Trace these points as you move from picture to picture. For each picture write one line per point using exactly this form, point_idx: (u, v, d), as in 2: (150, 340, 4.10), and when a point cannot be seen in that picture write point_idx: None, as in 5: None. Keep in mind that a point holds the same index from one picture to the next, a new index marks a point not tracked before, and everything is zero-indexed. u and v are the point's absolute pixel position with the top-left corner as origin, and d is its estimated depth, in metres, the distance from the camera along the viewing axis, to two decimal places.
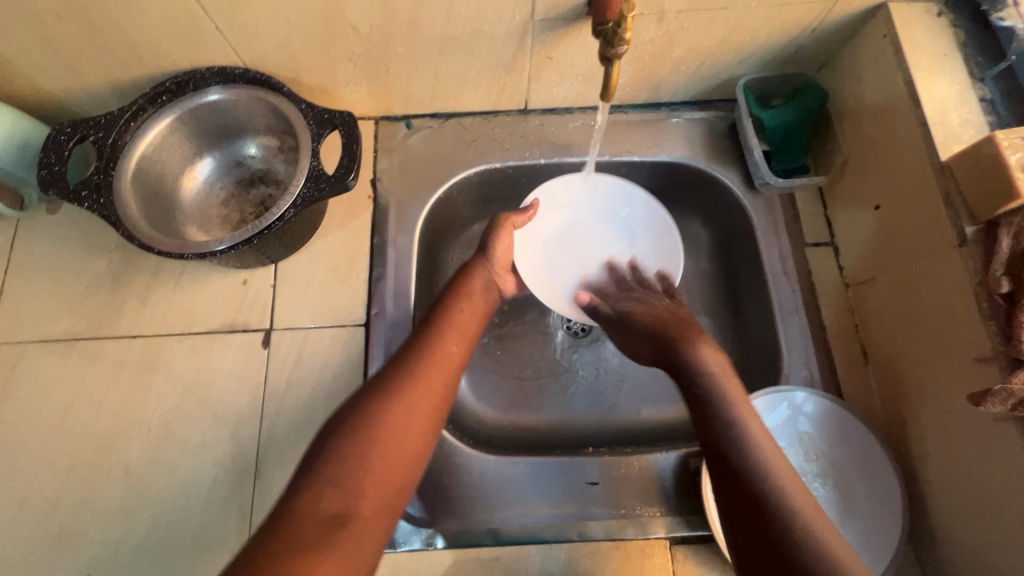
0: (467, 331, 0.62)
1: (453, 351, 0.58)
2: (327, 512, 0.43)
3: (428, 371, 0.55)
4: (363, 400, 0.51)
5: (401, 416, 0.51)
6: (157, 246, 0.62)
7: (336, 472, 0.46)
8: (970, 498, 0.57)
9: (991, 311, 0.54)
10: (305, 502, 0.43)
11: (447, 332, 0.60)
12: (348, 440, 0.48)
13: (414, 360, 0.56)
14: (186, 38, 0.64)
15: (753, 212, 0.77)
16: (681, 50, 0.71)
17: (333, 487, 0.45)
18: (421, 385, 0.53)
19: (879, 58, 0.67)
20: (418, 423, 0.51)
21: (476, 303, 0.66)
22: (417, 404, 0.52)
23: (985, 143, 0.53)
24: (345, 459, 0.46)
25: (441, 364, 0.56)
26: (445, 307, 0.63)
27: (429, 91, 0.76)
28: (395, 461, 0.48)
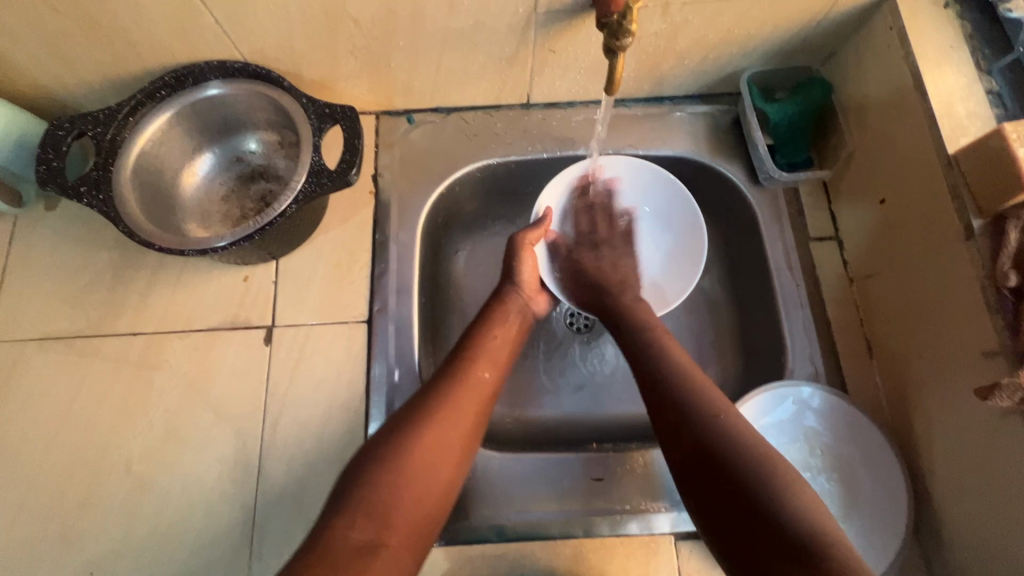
0: (499, 356, 0.63)
1: (484, 378, 0.60)
2: (356, 541, 0.46)
3: (459, 399, 0.56)
4: (399, 428, 0.53)
5: (433, 448, 0.53)
6: (158, 243, 0.62)
7: (370, 501, 0.48)
8: (976, 493, 0.57)
9: (997, 304, 0.54)
10: (336, 532, 0.46)
11: (479, 358, 0.61)
12: (381, 472, 0.50)
13: (446, 388, 0.57)
14: (185, 32, 0.63)
15: (757, 207, 0.77)
16: (685, 43, 0.70)
17: (367, 516, 0.47)
18: (450, 415, 0.55)
19: (885, 50, 0.66)
20: (449, 453, 0.53)
21: (506, 326, 0.66)
22: (449, 436, 0.54)
23: (993, 136, 0.52)
24: (376, 490, 0.48)
25: (472, 392, 0.58)
26: (476, 333, 0.64)
27: (430, 85, 0.75)
28: (425, 492, 0.51)
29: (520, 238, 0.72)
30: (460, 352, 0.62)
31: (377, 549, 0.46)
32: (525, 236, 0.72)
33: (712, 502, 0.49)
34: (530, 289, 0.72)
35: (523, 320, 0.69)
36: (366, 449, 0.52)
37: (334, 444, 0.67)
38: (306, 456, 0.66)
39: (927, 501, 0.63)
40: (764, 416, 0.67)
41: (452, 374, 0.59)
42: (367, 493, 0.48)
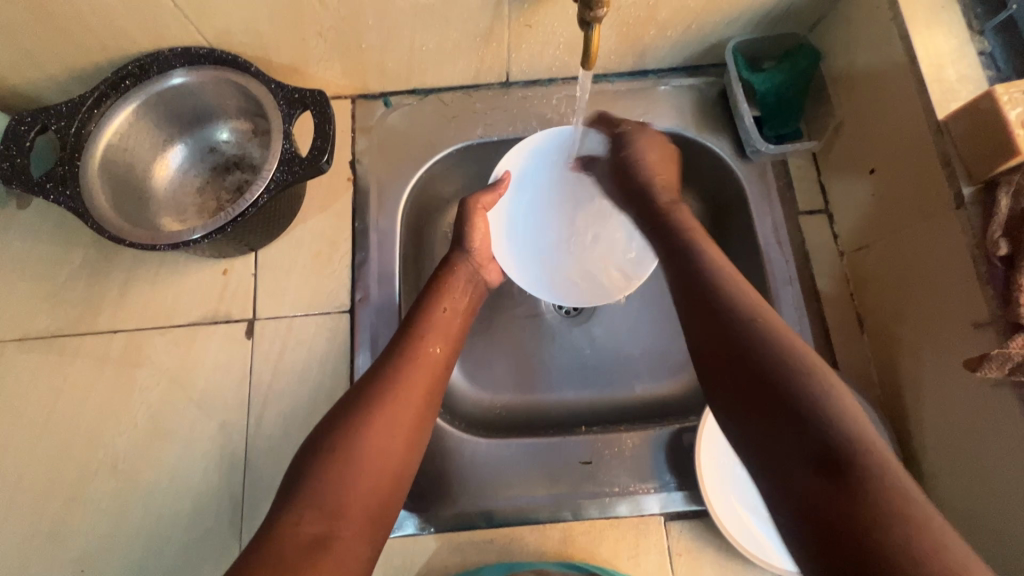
0: (449, 329, 0.62)
1: (434, 352, 0.59)
2: (310, 534, 0.45)
3: (410, 378, 0.56)
4: (347, 414, 0.52)
5: (383, 433, 0.51)
6: (129, 238, 0.60)
7: (315, 494, 0.47)
8: (970, 465, 0.56)
9: (988, 275, 0.52)
10: (282, 529, 0.45)
11: (429, 333, 0.60)
12: (327, 461, 0.49)
13: (393, 368, 0.56)
14: (144, 17, 0.61)
15: (744, 181, 0.75)
16: (666, 13, 0.68)
17: (313, 511, 0.46)
18: (400, 393, 0.54)
19: (873, 13, 0.64)
20: (403, 431, 0.53)
21: (456, 295, 0.66)
22: (401, 416, 0.53)
23: (984, 98, 0.50)
24: (327, 480, 0.48)
25: (424, 366, 0.57)
26: (424, 305, 0.63)
27: (405, 66, 0.73)
28: (379, 479, 0.50)
29: (473, 201, 0.70)
30: (408, 326, 0.61)
31: (331, 540, 0.46)
32: (477, 199, 0.70)
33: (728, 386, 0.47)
34: (481, 260, 0.71)
35: (471, 292, 0.68)
36: (313, 439, 0.51)
37: None
38: (293, 447, 0.66)
39: (918, 475, 0.63)
40: None
41: (399, 351, 0.58)
42: (319, 484, 0.48)
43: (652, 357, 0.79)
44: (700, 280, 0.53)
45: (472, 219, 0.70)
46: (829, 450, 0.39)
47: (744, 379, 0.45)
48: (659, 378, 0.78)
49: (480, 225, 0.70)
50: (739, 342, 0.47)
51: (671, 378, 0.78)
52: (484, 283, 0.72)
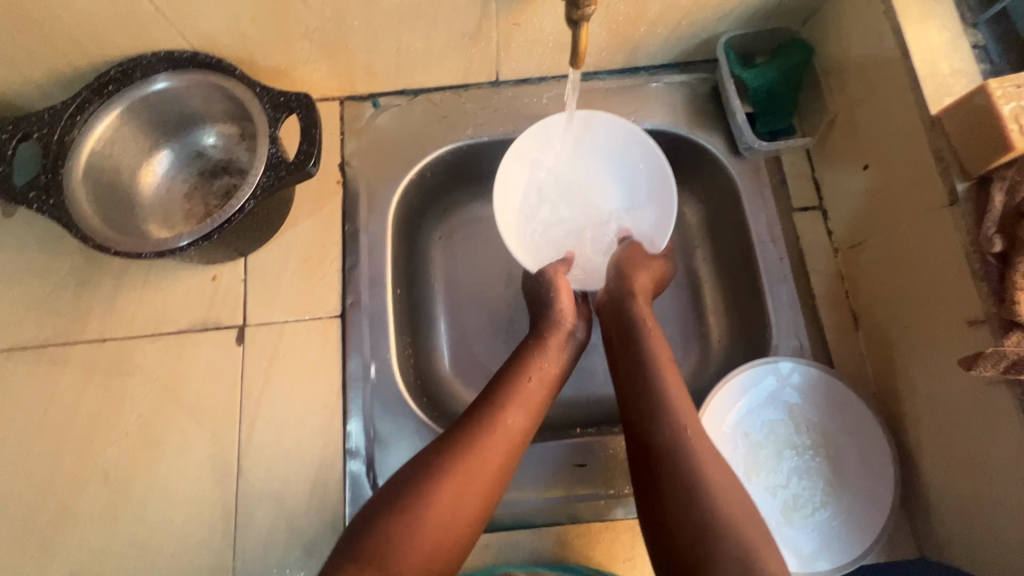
0: (535, 402, 0.59)
1: (514, 429, 0.56)
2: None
3: (482, 449, 0.53)
4: (415, 481, 0.51)
5: (450, 506, 0.50)
6: (114, 247, 0.60)
7: (370, 558, 0.46)
8: (966, 464, 0.55)
9: (982, 272, 0.52)
10: None
11: (514, 407, 0.57)
12: (389, 525, 0.48)
13: (470, 435, 0.54)
14: (125, 20, 0.60)
15: (737, 178, 0.75)
16: (656, 10, 0.67)
17: (366, 574, 0.45)
18: (472, 470, 0.52)
19: (865, 7, 0.63)
20: (468, 506, 0.51)
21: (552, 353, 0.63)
22: (467, 490, 0.51)
23: (977, 93, 0.49)
24: (385, 547, 0.47)
25: (504, 441, 0.55)
26: (509, 373, 0.61)
27: (393, 66, 0.72)
28: (434, 557, 0.48)
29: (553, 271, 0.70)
30: (494, 395, 0.58)
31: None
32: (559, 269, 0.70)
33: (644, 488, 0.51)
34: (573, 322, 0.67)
35: (564, 357, 0.65)
36: (379, 499, 0.51)
37: (314, 442, 0.66)
38: (286, 454, 0.65)
39: (914, 472, 0.62)
40: (744, 395, 0.67)
41: (483, 421, 0.55)
42: (378, 548, 0.47)
43: None
44: (641, 389, 0.57)
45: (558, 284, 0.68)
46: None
47: (680, 532, 0.47)
48: None
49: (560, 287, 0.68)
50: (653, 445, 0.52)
51: None
52: (576, 342, 0.67)
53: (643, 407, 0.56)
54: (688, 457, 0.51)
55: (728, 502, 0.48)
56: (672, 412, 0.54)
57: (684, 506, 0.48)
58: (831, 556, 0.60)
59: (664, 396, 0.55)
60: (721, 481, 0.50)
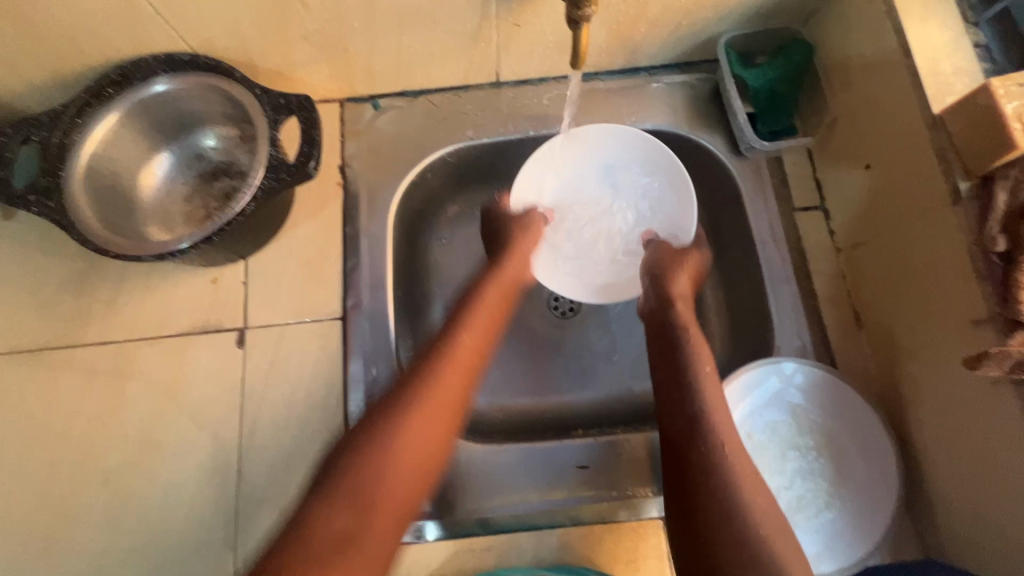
0: (488, 325, 0.61)
1: (467, 350, 0.58)
2: (337, 531, 0.45)
3: (440, 375, 0.55)
4: (377, 413, 0.52)
5: (416, 431, 0.51)
6: (114, 250, 0.59)
7: (342, 490, 0.47)
8: (972, 464, 0.55)
9: (986, 271, 0.51)
10: (313, 522, 0.46)
11: (468, 333, 0.59)
12: (357, 458, 0.49)
13: (428, 364, 0.56)
14: (124, 22, 0.60)
15: (739, 178, 0.74)
16: (656, 10, 0.67)
17: (343, 507, 0.46)
18: (435, 397, 0.53)
19: (866, 7, 0.63)
20: (435, 431, 0.52)
21: (500, 285, 0.66)
22: (430, 414, 0.52)
23: (979, 92, 0.49)
24: (354, 477, 0.48)
25: (463, 363, 0.56)
26: (461, 306, 0.63)
27: (393, 68, 0.72)
28: (404, 480, 0.49)
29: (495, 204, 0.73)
30: (449, 327, 0.60)
31: (357, 538, 0.45)
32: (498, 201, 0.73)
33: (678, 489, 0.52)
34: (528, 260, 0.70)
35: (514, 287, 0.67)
36: (345, 438, 0.52)
37: (315, 444, 0.66)
38: (287, 456, 0.65)
39: (919, 473, 0.62)
40: (746, 397, 0.66)
41: (441, 351, 0.57)
42: (350, 481, 0.48)
43: None
44: (684, 396, 0.57)
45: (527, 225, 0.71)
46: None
47: (712, 537, 0.47)
48: None
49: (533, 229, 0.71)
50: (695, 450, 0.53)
51: None
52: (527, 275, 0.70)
53: (684, 411, 0.56)
54: (731, 470, 0.51)
55: (766, 515, 0.48)
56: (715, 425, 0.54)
57: (721, 518, 0.48)
58: (835, 557, 0.60)
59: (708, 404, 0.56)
60: (761, 499, 0.49)
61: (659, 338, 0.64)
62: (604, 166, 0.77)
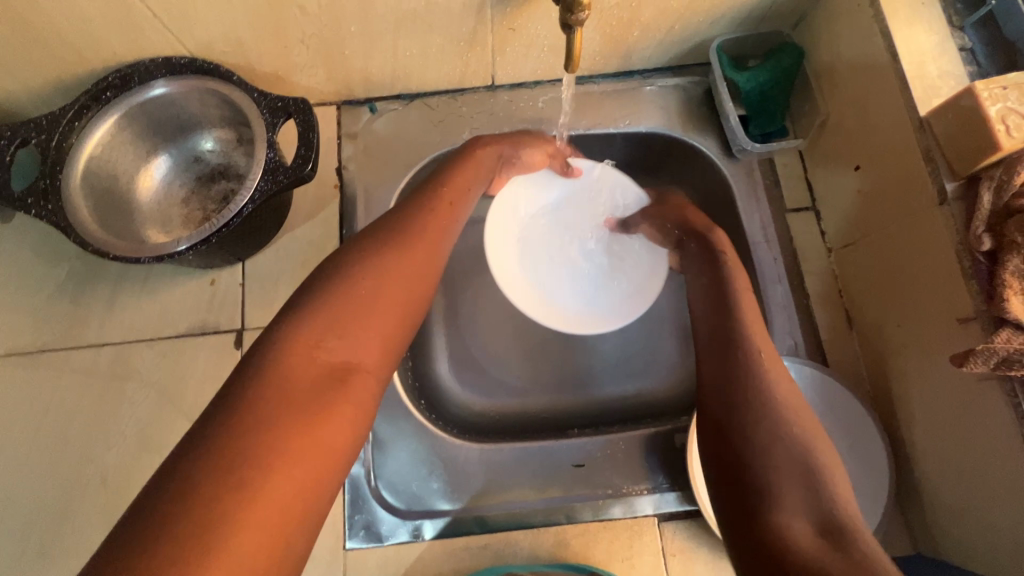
0: (463, 189, 0.63)
1: (445, 206, 0.58)
2: (330, 361, 0.44)
3: (422, 228, 0.55)
4: (352, 259, 0.50)
5: (400, 275, 0.50)
6: (113, 252, 0.60)
7: (331, 326, 0.45)
8: (961, 460, 0.56)
9: (972, 270, 0.52)
10: (303, 351, 0.43)
11: (443, 193, 0.60)
12: (338, 297, 0.47)
13: (413, 221, 0.55)
14: (122, 26, 0.60)
15: (731, 179, 0.75)
16: (649, 14, 0.68)
17: (334, 339, 0.45)
18: (417, 244, 0.53)
19: (855, 11, 0.64)
20: (416, 273, 0.52)
21: (480, 160, 0.66)
22: (413, 259, 0.52)
23: (964, 95, 0.50)
24: (332, 312, 0.46)
25: (440, 221, 0.57)
26: (442, 174, 0.63)
27: (390, 71, 0.73)
28: (394, 316, 0.49)
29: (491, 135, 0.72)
30: (427, 188, 0.60)
31: (350, 370, 0.44)
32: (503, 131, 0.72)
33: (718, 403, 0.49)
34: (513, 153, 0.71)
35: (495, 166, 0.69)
36: (313, 282, 0.48)
37: None
38: None
39: (908, 469, 0.63)
40: None
41: (421, 209, 0.57)
42: (338, 306, 0.46)
43: (647, 356, 0.79)
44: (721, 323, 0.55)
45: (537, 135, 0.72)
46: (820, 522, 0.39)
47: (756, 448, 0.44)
48: (651, 377, 0.78)
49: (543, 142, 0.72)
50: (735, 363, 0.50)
51: (663, 377, 0.78)
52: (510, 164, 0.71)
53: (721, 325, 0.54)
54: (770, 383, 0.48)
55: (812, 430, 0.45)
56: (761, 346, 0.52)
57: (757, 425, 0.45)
58: None
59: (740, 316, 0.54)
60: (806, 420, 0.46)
61: (699, 259, 0.64)
62: (530, 218, 0.79)
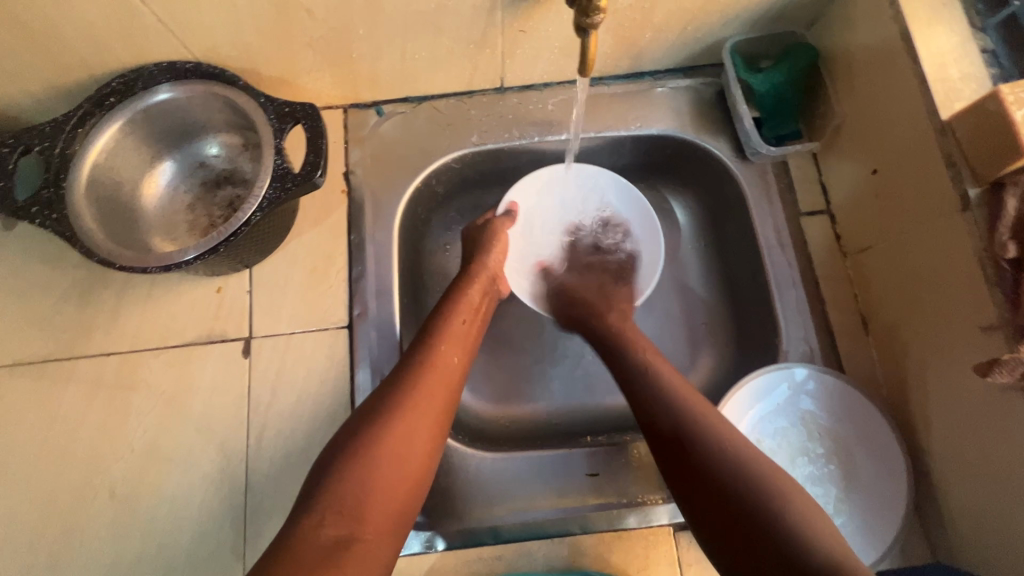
0: (467, 338, 0.61)
1: (449, 359, 0.57)
2: (328, 541, 0.43)
3: (426, 381, 0.54)
4: (367, 419, 0.50)
5: (404, 437, 0.50)
6: (119, 261, 0.59)
7: (336, 498, 0.45)
8: (983, 470, 0.55)
9: (996, 277, 0.51)
10: (304, 531, 0.43)
11: (448, 341, 0.58)
12: (348, 466, 0.47)
13: (411, 376, 0.54)
14: (126, 30, 0.59)
15: (744, 183, 0.74)
16: (662, 15, 0.66)
17: (336, 512, 0.44)
18: (420, 401, 0.52)
19: (872, 11, 0.63)
20: (424, 439, 0.51)
21: (473, 305, 0.65)
22: (417, 423, 0.51)
23: (989, 99, 0.49)
24: (343, 484, 0.46)
25: (443, 373, 0.56)
26: (445, 313, 0.62)
27: (396, 74, 0.72)
28: (401, 484, 0.48)
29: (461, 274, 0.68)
30: (429, 333, 0.59)
31: (351, 544, 0.44)
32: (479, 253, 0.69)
33: (688, 489, 0.48)
34: (498, 274, 0.69)
35: (488, 302, 0.67)
36: (329, 451, 0.49)
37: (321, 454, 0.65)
38: (295, 466, 0.65)
39: (928, 477, 0.62)
40: (756, 402, 0.66)
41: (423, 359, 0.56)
42: (337, 488, 0.45)
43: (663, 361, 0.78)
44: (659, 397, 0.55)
45: (493, 232, 0.71)
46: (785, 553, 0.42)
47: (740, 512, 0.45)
48: None
49: (500, 237, 0.70)
50: (686, 439, 0.50)
51: None
52: (497, 295, 0.70)
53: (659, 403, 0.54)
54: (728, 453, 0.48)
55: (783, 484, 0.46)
56: (670, 389, 0.55)
57: (704, 475, 0.48)
58: None
59: (666, 385, 0.56)
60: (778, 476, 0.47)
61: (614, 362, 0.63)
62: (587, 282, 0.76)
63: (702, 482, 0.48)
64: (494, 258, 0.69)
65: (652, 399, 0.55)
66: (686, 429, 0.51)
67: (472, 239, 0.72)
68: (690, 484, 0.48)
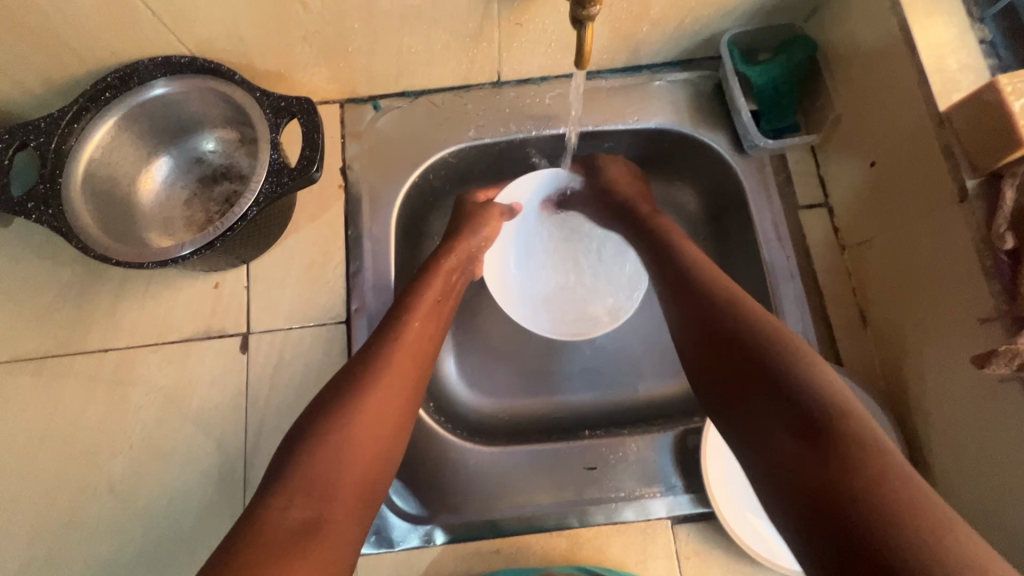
0: (438, 317, 0.61)
1: (417, 335, 0.57)
2: (295, 522, 0.43)
3: (395, 358, 0.54)
4: (338, 400, 0.49)
5: (372, 416, 0.49)
6: (115, 257, 0.59)
7: (304, 481, 0.44)
8: (981, 462, 0.55)
9: (994, 268, 0.51)
10: (270, 515, 0.42)
11: (417, 318, 0.58)
12: (317, 446, 0.46)
13: (381, 356, 0.53)
14: (121, 25, 0.59)
15: (742, 177, 0.74)
16: (659, 7, 0.66)
17: (303, 495, 0.44)
18: (391, 378, 0.52)
19: (871, 3, 0.62)
20: (390, 420, 0.50)
21: (445, 281, 0.64)
22: (388, 405, 0.51)
23: (987, 89, 0.49)
24: (311, 466, 0.45)
25: (412, 351, 0.55)
26: (415, 289, 0.61)
27: (392, 68, 0.71)
28: (369, 465, 0.48)
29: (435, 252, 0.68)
30: (398, 310, 0.59)
31: (317, 526, 0.43)
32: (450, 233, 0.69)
33: (719, 367, 0.50)
34: (474, 255, 0.70)
35: (459, 280, 0.67)
36: (296, 430, 0.48)
37: None
38: None
39: (927, 470, 0.62)
40: None
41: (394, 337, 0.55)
42: (307, 471, 0.45)
43: (664, 354, 0.78)
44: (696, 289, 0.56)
45: (473, 215, 0.71)
46: (812, 417, 0.42)
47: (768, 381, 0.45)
48: (663, 377, 0.77)
49: (488, 221, 0.71)
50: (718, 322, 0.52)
51: (675, 377, 0.77)
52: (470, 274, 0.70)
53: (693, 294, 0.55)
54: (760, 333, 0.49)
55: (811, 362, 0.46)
56: (707, 280, 0.56)
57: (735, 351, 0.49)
58: None
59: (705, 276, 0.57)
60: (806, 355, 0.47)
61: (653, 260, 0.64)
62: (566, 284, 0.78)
63: (733, 358, 0.49)
64: (473, 239, 0.69)
65: (689, 288, 0.56)
66: (718, 313, 0.52)
67: (457, 218, 0.72)
68: (723, 358, 0.49)
